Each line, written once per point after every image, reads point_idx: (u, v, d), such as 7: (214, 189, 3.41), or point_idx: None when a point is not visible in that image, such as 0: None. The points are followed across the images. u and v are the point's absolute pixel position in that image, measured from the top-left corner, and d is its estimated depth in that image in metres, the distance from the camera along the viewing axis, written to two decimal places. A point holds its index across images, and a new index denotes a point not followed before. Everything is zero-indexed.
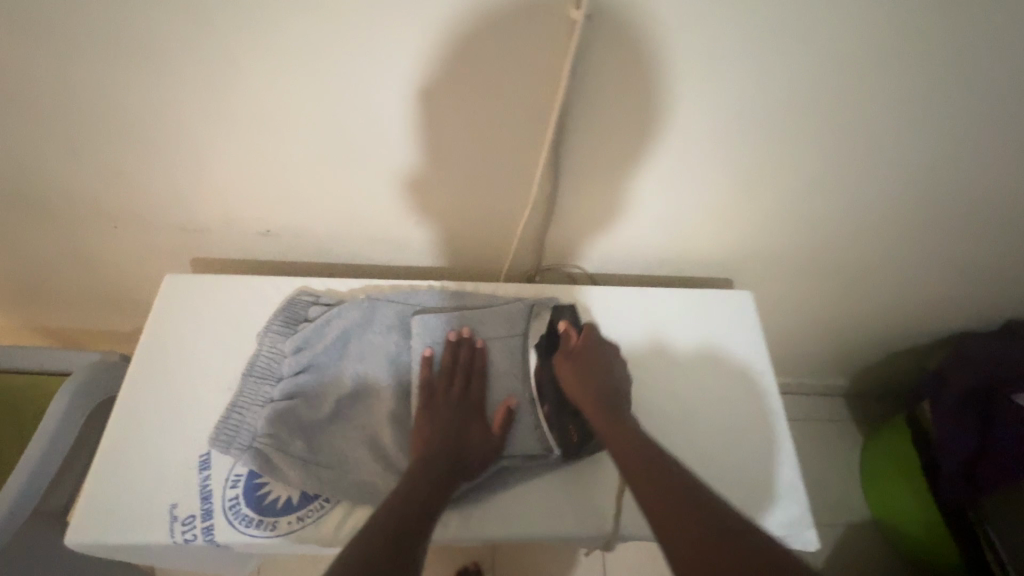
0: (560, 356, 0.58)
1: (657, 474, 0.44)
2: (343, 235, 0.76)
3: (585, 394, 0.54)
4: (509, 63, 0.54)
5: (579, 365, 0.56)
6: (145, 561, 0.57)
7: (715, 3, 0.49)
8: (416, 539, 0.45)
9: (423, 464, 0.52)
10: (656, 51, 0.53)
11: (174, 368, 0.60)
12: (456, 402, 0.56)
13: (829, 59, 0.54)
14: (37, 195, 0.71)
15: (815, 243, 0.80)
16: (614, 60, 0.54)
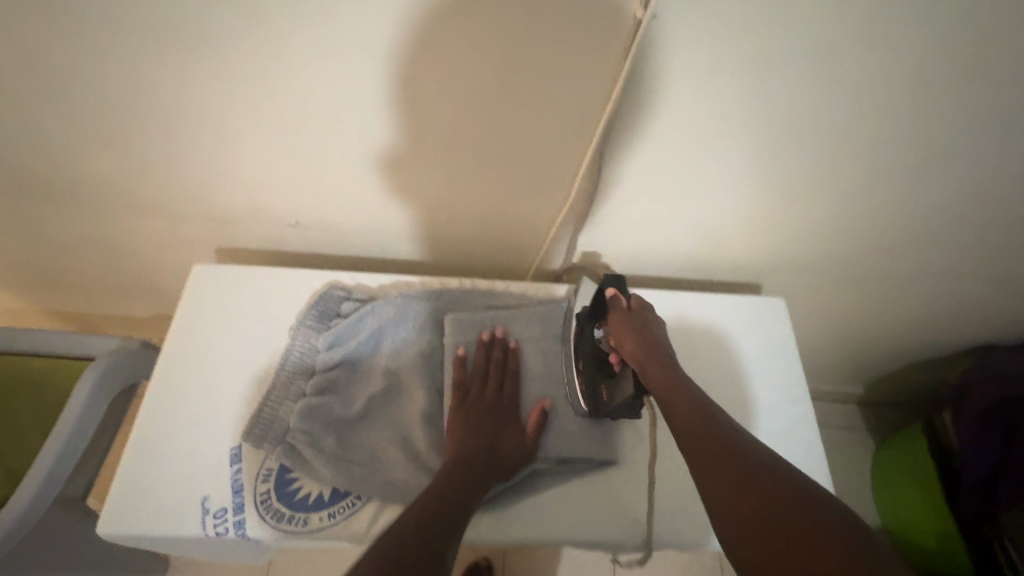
0: (612, 313, 0.55)
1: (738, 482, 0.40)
2: (374, 229, 0.76)
3: (634, 350, 0.52)
4: (562, 64, 0.52)
5: (631, 325, 0.54)
6: (173, 551, 0.57)
7: (779, 11, 0.48)
8: (444, 543, 0.44)
9: (454, 464, 0.51)
10: (713, 57, 0.52)
11: (204, 359, 0.60)
12: (490, 402, 0.56)
13: (888, 71, 0.53)
14: (66, 181, 0.70)
15: (846, 252, 0.80)
16: (668, 66, 0.52)
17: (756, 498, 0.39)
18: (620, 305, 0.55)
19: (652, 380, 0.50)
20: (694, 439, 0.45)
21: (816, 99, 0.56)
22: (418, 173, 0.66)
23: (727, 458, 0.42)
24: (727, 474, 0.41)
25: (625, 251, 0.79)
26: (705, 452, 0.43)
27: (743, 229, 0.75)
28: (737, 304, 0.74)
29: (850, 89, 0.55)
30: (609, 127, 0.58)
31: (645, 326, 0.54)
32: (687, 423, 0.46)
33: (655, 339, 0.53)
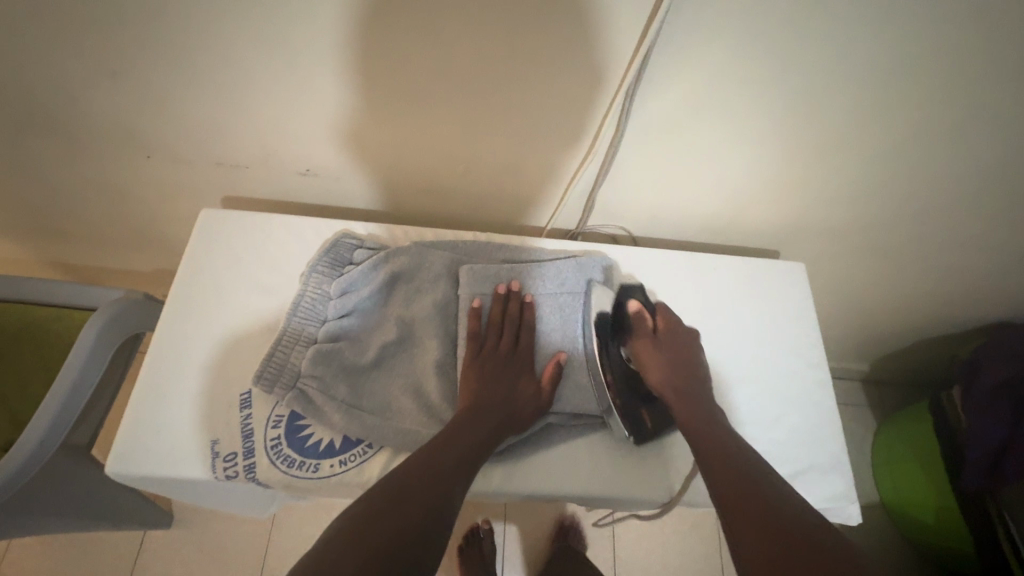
0: (638, 336, 0.60)
1: (763, 530, 0.41)
2: (386, 180, 0.73)
3: (659, 375, 0.57)
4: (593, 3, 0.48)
5: (657, 347, 0.59)
6: (183, 494, 0.57)
7: None
8: (451, 490, 0.45)
9: (465, 413, 0.51)
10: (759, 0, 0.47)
11: (214, 305, 0.59)
12: (504, 357, 0.56)
13: (946, 22, 0.49)
14: (62, 122, 0.67)
15: (870, 221, 0.77)
16: (709, 9, 0.48)
17: (781, 547, 0.40)
18: (644, 327, 0.61)
19: (680, 406, 0.55)
20: (721, 483, 0.46)
21: (868, 54, 0.52)
22: (436, 121, 0.63)
23: (754, 504, 0.43)
24: (753, 523, 0.42)
25: (644, 211, 0.78)
26: (731, 498, 0.45)
27: (769, 193, 0.72)
28: (756, 267, 0.73)
29: (906, 44, 0.51)
30: (639, 75, 0.55)
31: (671, 348, 0.59)
32: (714, 466, 0.48)
33: (678, 360, 0.58)
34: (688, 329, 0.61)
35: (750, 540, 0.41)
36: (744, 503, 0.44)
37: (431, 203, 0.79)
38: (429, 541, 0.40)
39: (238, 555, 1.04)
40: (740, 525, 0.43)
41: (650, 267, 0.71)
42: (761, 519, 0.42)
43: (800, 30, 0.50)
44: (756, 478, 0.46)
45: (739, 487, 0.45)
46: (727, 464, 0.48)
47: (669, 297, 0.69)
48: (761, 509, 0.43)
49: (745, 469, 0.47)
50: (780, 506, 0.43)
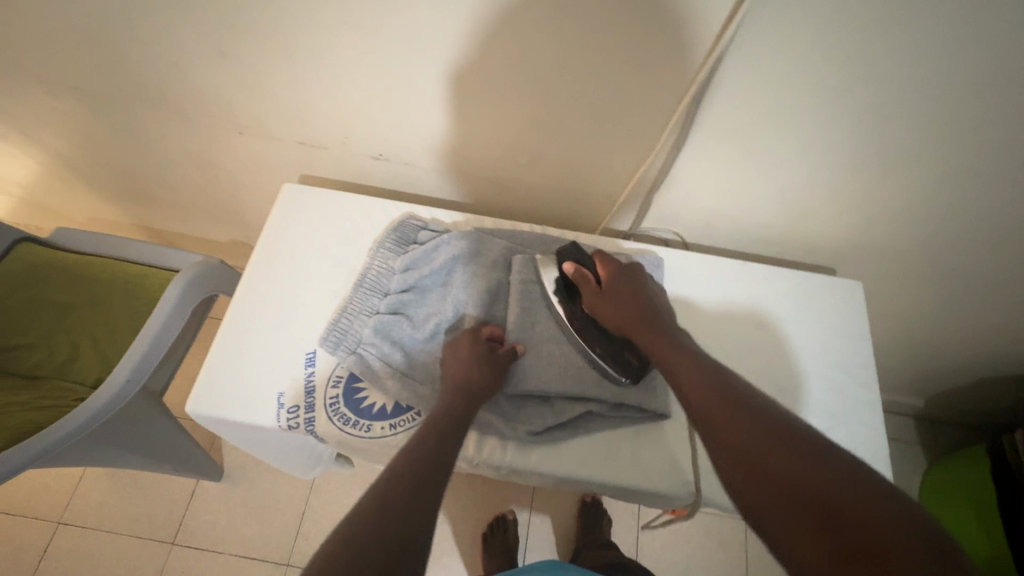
0: (585, 290, 0.57)
1: (740, 433, 0.40)
2: (452, 170, 0.78)
3: (614, 315, 0.55)
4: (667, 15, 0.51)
5: (608, 295, 0.56)
6: (247, 441, 0.63)
7: None
8: (428, 507, 0.42)
9: (426, 434, 0.48)
10: (836, 20, 0.48)
11: (291, 270, 0.65)
12: (457, 367, 0.55)
13: None
14: (173, 99, 0.75)
15: (935, 247, 0.75)
16: (784, 25, 0.50)
17: (755, 450, 0.39)
18: (589, 278, 0.58)
19: (647, 339, 0.52)
20: (699, 398, 0.44)
21: (960, 66, 0.51)
22: (507, 114, 0.66)
23: (731, 414, 0.42)
24: (732, 429, 0.41)
25: (699, 216, 0.78)
26: (710, 409, 0.43)
27: (830, 207, 0.71)
28: (811, 281, 0.72)
29: (995, 62, 0.50)
30: (705, 86, 0.57)
31: (620, 288, 0.56)
32: (687, 382, 0.46)
33: (632, 297, 0.55)
34: (629, 272, 0.58)
35: (728, 448, 0.40)
36: (720, 413, 0.42)
37: (491, 196, 0.82)
38: (412, 557, 0.38)
39: (277, 514, 1.11)
40: (717, 433, 0.41)
41: (701, 269, 0.72)
42: (738, 425, 0.41)
43: (887, 38, 0.49)
44: (734, 390, 0.44)
45: (715, 399, 0.43)
46: (702, 382, 0.46)
47: (720, 301, 0.70)
48: (738, 417, 0.41)
49: (722, 382, 0.45)
50: (754, 411, 0.41)
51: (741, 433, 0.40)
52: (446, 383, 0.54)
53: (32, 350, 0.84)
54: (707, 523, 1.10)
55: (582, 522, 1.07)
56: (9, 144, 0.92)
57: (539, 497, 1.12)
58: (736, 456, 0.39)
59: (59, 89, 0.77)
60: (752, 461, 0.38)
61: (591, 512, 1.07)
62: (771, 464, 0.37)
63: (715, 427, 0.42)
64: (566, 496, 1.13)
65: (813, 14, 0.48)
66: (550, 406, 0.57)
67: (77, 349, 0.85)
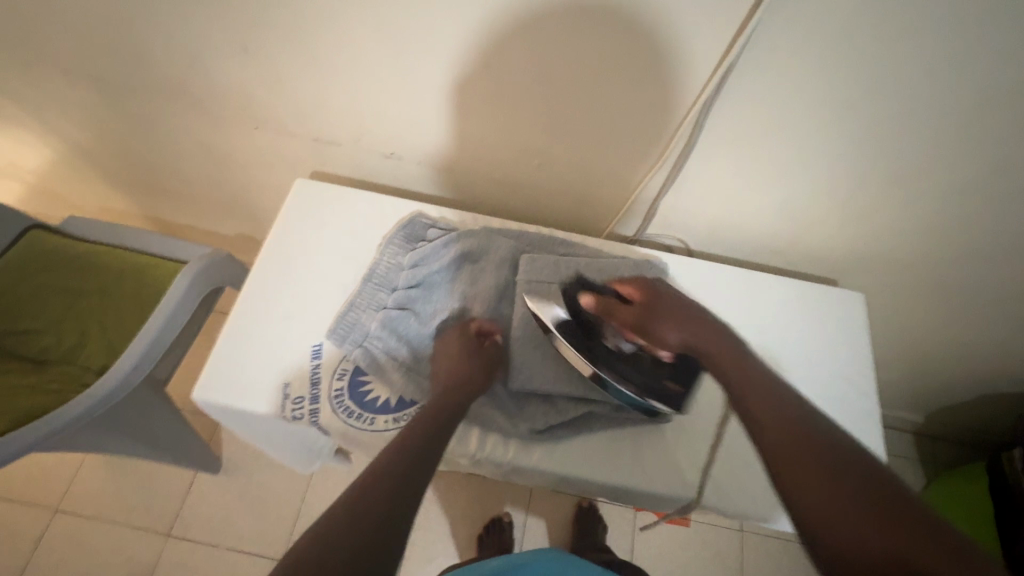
0: (618, 318, 0.56)
1: (821, 486, 0.39)
2: (461, 170, 0.79)
3: (670, 331, 0.55)
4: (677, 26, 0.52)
5: (645, 316, 0.56)
6: (251, 430, 0.63)
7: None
8: (406, 504, 0.42)
9: (411, 433, 0.48)
10: (842, 36, 0.50)
11: (301, 263, 0.66)
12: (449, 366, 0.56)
13: None
14: (190, 93, 0.76)
15: (937, 262, 0.76)
16: (791, 40, 0.51)
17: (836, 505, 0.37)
18: (614, 305, 0.57)
19: (707, 353, 0.53)
20: (776, 445, 0.43)
21: (967, 82, 0.51)
22: (518, 117, 0.67)
23: (808, 459, 0.41)
24: (812, 479, 0.39)
25: (704, 224, 0.79)
26: (788, 457, 0.42)
27: (834, 219, 0.72)
28: (814, 291, 0.73)
29: (998, 81, 0.51)
30: (712, 97, 0.58)
31: (652, 306, 0.56)
32: (765, 425, 0.45)
33: (670, 314, 0.56)
34: (653, 286, 0.59)
35: (807, 497, 0.39)
36: (800, 461, 0.41)
37: (498, 197, 0.83)
38: (385, 555, 0.38)
39: (274, 508, 1.11)
40: (795, 480, 0.40)
41: (705, 276, 0.73)
42: (818, 477, 0.39)
43: (894, 53, 0.50)
44: (816, 438, 0.43)
45: (796, 444, 0.42)
46: (779, 423, 0.44)
47: (722, 308, 0.71)
48: (820, 470, 0.40)
49: (799, 426, 0.44)
50: (838, 464, 0.40)
51: (822, 486, 0.39)
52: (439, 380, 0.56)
53: (41, 335, 0.85)
54: (703, 532, 1.10)
55: (578, 527, 1.07)
56: (25, 131, 0.94)
57: (536, 500, 1.12)
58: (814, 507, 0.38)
59: (79, 78, 0.78)
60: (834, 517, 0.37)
61: (586, 518, 1.08)
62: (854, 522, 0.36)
63: (791, 474, 0.41)
64: (562, 499, 1.13)
65: (824, 27, 0.49)
66: (552, 405, 0.58)
67: (85, 335, 0.86)
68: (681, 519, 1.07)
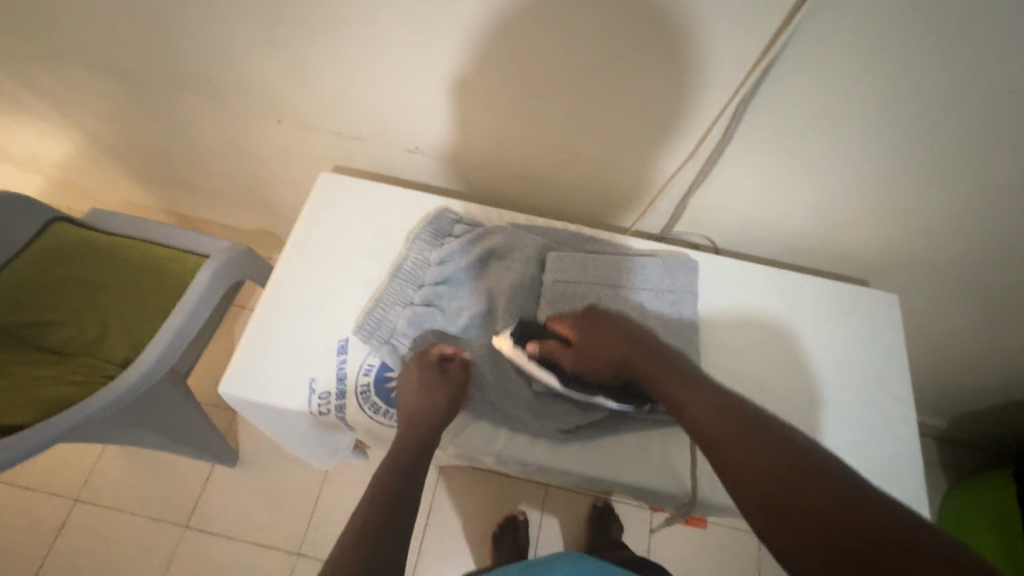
0: (563, 359, 0.55)
1: (753, 463, 0.39)
2: (486, 165, 0.78)
3: (605, 356, 0.54)
4: (715, 22, 0.50)
5: (588, 351, 0.54)
6: (275, 425, 0.64)
7: None
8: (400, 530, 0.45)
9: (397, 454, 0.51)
10: (889, 35, 0.48)
11: (327, 259, 0.66)
12: (421, 404, 0.54)
13: None
14: (214, 86, 0.76)
15: (973, 266, 0.73)
16: (835, 39, 0.49)
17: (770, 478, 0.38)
18: (558, 347, 0.55)
19: (649, 373, 0.51)
20: (713, 434, 0.43)
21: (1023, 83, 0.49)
22: (547, 112, 0.66)
23: (738, 438, 0.42)
24: (748, 456, 0.40)
25: (732, 222, 0.77)
26: (724, 441, 0.42)
27: (867, 220, 0.70)
28: (846, 292, 0.71)
29: None
30: (748, 95, 0.56)
31: (592, 339, 0.54)
32: (697, 415, 0.46)
33: (601, 342, 0.54)
34: (593, 315, 0.56)
35: (748, 477, 0.39)
36: (736, 443, 0.41)
37: (523, 192, 0.83)
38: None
39: (289, 502, 1.11)
40: (733, 463, 0.41)
41: (734, 274, 0.71)
42: (750, 454, 0.40)
43: (942, 53, 0.48)
44: (746, 417, 0.43)
45: (734, 433, 0.42)
46: (711, 410, 0.45)
47: (751, 307, 0.70)
48: (754, 451, 0.40)
49: (726, 407, 0.45)
50: (770, 437, 0.41)
51: (756, 463, 0.39)
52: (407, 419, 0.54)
53: (63, 326, 0.86)
54: (720, 534, 1.09)
55: (593, 526, 1.07)
56: (49, 124, 0.94)
57: (552, 499, 1.12)
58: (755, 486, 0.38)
59: (103, 71, 0.78)
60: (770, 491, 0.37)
61: (602, 516, 1.07)
62: (790, 489, 0.37)
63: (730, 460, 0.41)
64: (579, 498, 1.12)
65: (872, 24, 0.47)
66: (576, 402, 0.57)
67: (105, 328, 0.86)
68: (698, 520, 1.06)
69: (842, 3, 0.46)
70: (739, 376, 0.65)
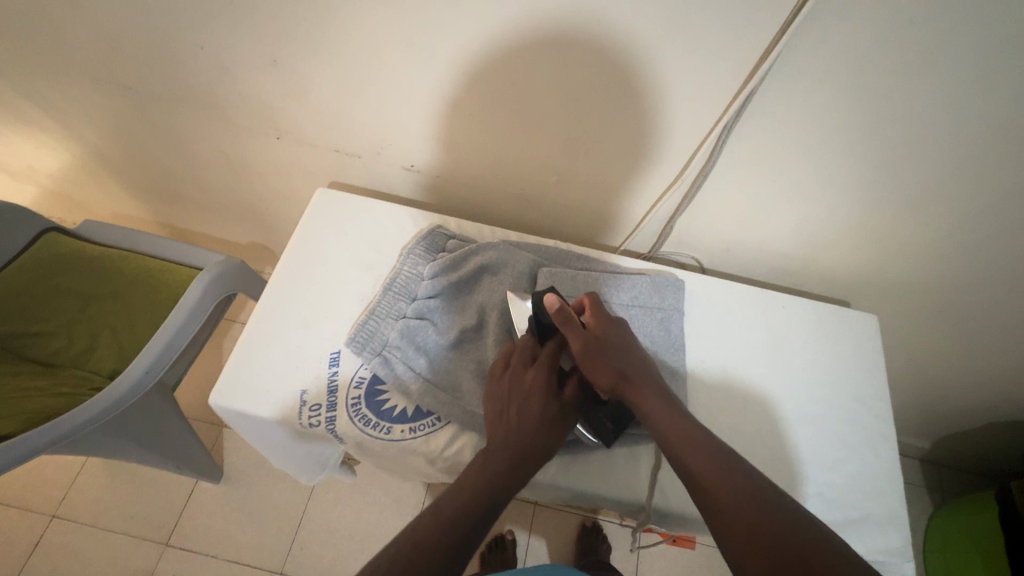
0: (568, 330, 0.54)
1: (742, 503, 0.41)
2: (480, 183, 0.80)
3: (609, 372, 0.52)
4: (698, 56, 0.53)
5: (593, 345, 0.53)
6: (264, 438, 0.64)
7: (947, 35, 0.46)
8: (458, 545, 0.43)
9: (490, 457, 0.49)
10: (862, 71, 0.51)
11: (321, 272, 0.67)
12: (514, 395, 0.53)
13: None
14: (216, 103, 0.77)
15: (949, 289, 0.76)
16: (812, 72, 0.52)
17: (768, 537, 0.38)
18: (574, 320, 0.54)
19: (638, 396, 0.51)
20: (709, 483, 0.43)
21: (993, 114, 0.52)
22: (539, 133, 0.68)
23: (733, 491, 0.42)
24: (738, 506, 0.40)
25: (718, 243, 0.80)
26: (719, 489, 0.42)
27: (846, 242, 0.73)
28: (828, 312, 0.73)
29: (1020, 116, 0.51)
30: (730, 123, 0.59)
31: (607, 342, 0.54)
32: (687, 451, 0.46)
33: (615, 357, 0.53)
34: (618, 328, 0.56)
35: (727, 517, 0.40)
36: (726, 486, 0.42)
37: (516, 211, 0.85)
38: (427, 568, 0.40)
39: (273, 520, 1.09)
40: (720, 508, 0.41)
41: (720, 293, 0.74)
42: (745, 512, 0.40)
43: (911, 88, 0.51)
44: (749, 477, 0.43)
45: (727, 472, 0.43)
46: (706, 446, 0.45)
47: (737, 326, 0.71)
48: (743, 493, 0.41)
49: (724, 459, 0.44)
50: (767, 498, 0.41)
51: (753, 524, 0.39)
52: (493, 406, 0.53)
53: (52, 337, 0.85)
54: (709, 555, 1.09)
55: (581, 546, 1.06)
56: (48, 136, 0.95)
57: (541, 519, 1.11)
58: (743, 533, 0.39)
59: (106, 84, 0.79)
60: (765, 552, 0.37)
61: (591, 537, 1.07)
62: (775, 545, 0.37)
63: (723, 520, 0.41)
64: (567, 518, 1.11)
65: (851, 56, 0.50)
66: None
67: (96, 338, 0.86)
68: (686, 541, 1.06)
69: (815, 40, 0.49)
70: (725, 391, 0.67)
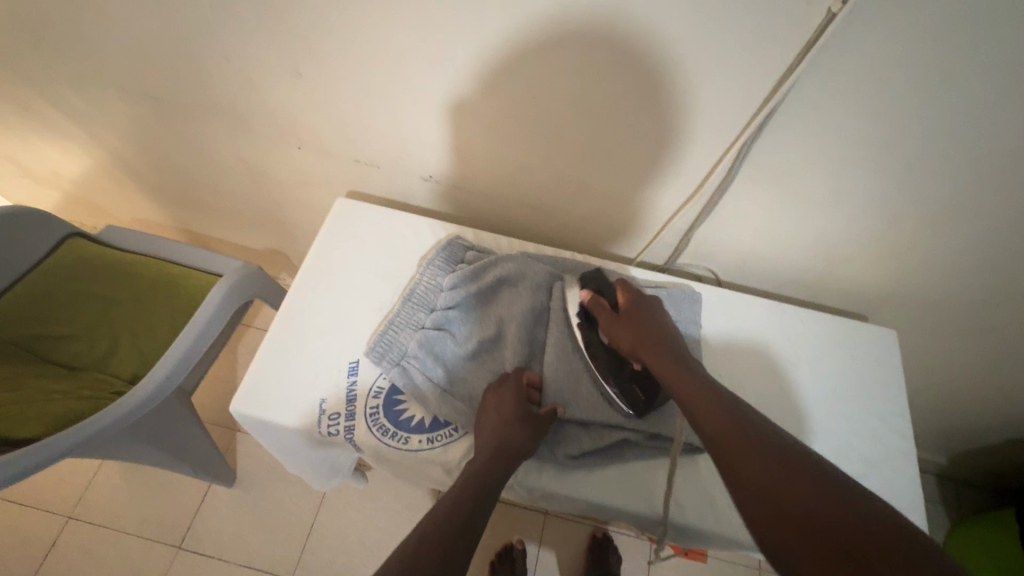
0: (600, 313, 0.60)
1: (752, 459, 0.41)
2: (497, 195, 0.81)
3: (630, 337, 0.56)
4: (721, 69, 0.53)
5: (623, 324, 0.58)
6: (282, 446, 0.64)
7: (972, 53, 0.46)
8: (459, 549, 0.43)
9: (481, 471, 0.51)
10: (884, 88, 0.51)
11: (340, 283, 0.68)
12: (500, 411, 0.55)
13: None
14: (239, 112, 0.79)
15: (968, 305, 0.75)
16: (834, 88, 0.52)
17: (791, 507, 0.37)
18: (605, 305, 0.60)
19: (664, 369, 0.53)
20: (723, 447, 0.44)
21: (1017, 131, 0.51)
22: (559, 145, 0.68)
23: (753, 455, 0.42)
24: (749, 464, 0.41)
25: (734, 256, 0.80)
26: (729, 450, 0.43)
27: (864, 257, 0.73)
28: (846, 326, 0.73)
29: None
30: (749, 139, 0.60)
31: (636, 321, 0.58)
32: (704, 414, 0.47)
33: (646, 332, 0.56)
34: (652, 310, 0.59)
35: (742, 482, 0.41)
36: (736, 445, 0.43)
37: (533, 223, 0.85)
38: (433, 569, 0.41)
39: (284, 525, 1.10)
40: (735, 469, 0.42)
41: (737, 305, 0.74)
42: (760, 476, 0.40)
43: (933, 104, 0.51)
44: (758, 431, 0.44)
45: (737, 431, 0.44)
46: (717, 409, 0.47)
47: (755, 339, 0.71)
48: (753, 449, 0.42)
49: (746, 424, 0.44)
50: (783, 461, 0.41)
51: (770, 489, 0.39)
52: (483, 418, 0.56)
53: (74, 341, 0.87)
54: (720, 569, 1.08)
55: (590, 557, 1.06)
56: (74, 143, 0.97)
57: (550, 529, 1.10)
58: (754, 491, 0.40)
59: (133, 94, 0.81)
60: (782, 519, 0.37)
61: (601, 548, 1.06)
62: (786, 497, 0.38)
63: (739, 488, 0.41)
64: (577, 529, 1.11)
65: (872, 72, 0.50)
66: (588, 431, 0.58)
67: (117, 343, 0.87)
68: (698, 554, 1.05)
69: (837, 56, 0.49)
70: None
